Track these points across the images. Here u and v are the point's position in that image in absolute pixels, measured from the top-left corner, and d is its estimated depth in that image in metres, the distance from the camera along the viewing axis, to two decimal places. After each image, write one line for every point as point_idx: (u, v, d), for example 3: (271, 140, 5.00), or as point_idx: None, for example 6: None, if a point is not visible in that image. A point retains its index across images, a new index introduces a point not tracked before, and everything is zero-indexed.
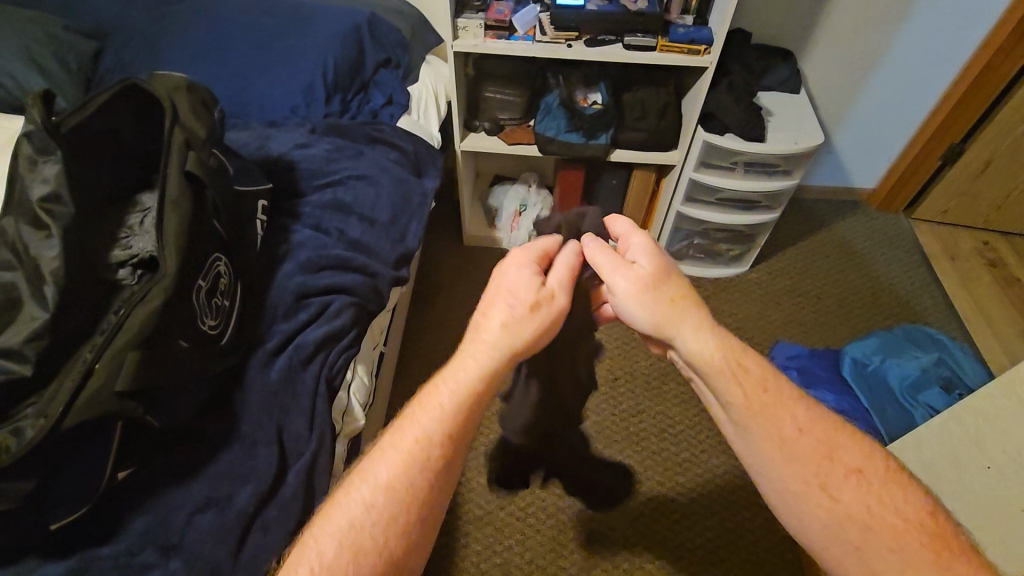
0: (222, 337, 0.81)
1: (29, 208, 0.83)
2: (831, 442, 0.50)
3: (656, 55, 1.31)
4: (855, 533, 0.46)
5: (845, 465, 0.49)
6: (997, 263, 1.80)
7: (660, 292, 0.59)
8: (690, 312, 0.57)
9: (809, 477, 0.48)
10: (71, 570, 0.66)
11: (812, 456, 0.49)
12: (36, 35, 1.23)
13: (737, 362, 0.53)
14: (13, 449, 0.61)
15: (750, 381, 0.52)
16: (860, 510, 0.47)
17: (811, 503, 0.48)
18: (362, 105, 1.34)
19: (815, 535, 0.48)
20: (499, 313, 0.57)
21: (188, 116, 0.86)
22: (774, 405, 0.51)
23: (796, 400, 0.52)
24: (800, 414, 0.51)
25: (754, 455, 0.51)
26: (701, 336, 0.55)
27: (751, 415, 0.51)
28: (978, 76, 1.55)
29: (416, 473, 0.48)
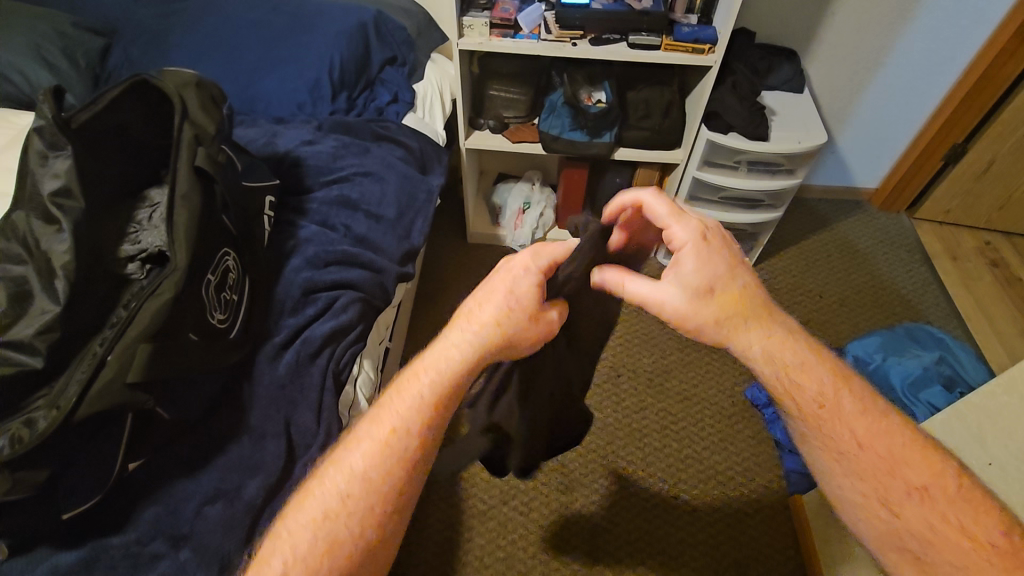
0: (231, 331, 0.81)
1: (40, 203, 0.84)
2: (894, 458, 0.52)
3: (661, 54, 1.32)
4: (913, 541, 0.51)
5: (907, 482, 0.52)
6: (999, 263, 1.80)
7: (715, 308, 0.56)
8: (754, 325, 0.56)
9: (869, 490, 0.52)
10: (83, 559, 0.67)
11: (876, 471, 0.52)
12: (45, 32, 1.24)
13: (796, 381, 0.55)
14: (26, 440, 0.62)
15: (808, 402, 0.55)
16: (920, 523, 0.51)
17: (870, 515, 0.53)
18: (368, 102, 1.35)
19: (874, 540, 0.53)
20: (483, 315, 0.58)
21: (197, 112, 0.86)
22: (835, 422, 0.54)
23: (863, 406, 0.55)
24: (861, 428, 0.54)
25: (821, 468, 0.56)
26: (755, 348, 0.56)
27: (814, 432, 0.55)
28: (982, 76, 1.55)
29: (391, 466, 0.51)
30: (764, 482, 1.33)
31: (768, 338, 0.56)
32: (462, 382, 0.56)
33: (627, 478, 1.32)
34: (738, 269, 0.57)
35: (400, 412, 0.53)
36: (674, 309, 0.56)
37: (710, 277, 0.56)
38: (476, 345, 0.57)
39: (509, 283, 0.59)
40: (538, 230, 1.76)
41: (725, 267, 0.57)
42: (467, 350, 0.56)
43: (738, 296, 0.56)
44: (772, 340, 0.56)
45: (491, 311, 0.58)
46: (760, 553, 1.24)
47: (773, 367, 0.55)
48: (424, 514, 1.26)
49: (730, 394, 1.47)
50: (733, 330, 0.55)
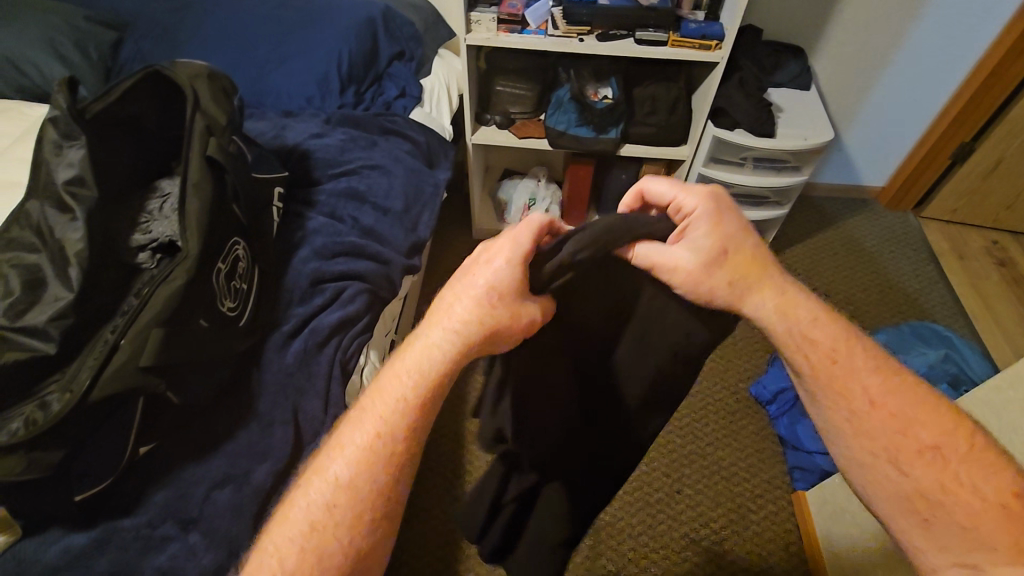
0: (241, 319, 0.82)
1: (54, 191, 0.86)
2: (908, 419, 0.47)
3: (668, 50, 1.32)
4: (924, 507, 0.46)
5: (921, 442, 0.47)
6: (1006, 262, 1.80)
7: (722, 271, 0.49)
8: (760, 283, 0.50)
9: (878, 450, 0.47)
10: (95, 540, 0.68)
11: (886, 434, 0.47)
12: (58, 25, 1.26)
13: (806, 338, 0.49)
14: (40, 422, 0.63)
15: (820, 357, 0.49)
16: (933, 487, 0.46)
17: (879, 478, 0.48)
18: (376, 96, 1.35)
19: (884, 505, 0.48)
20: (469, 295, 0.47)
21: (209, 103, 0.88)
22: (845, 379, 0.48)
23: (872, 367, 0.49)
24: (874, 386, 0.48)
25: (829, 428, 0.50)
26: (764, 305, 0.50)
27: (823, 390, 0.49)
28: (991, 73, 1.54)
29: (379, 469, 0.45)
30: (768, 478, 1.34)
31: (777, 293, 0.50)
32: (454, 374, 0.47)
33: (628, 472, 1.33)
34: (750, 239, 0.51)
35: (386, 407, 0.46)
36: (689, 274, 0.48)
37: (725, 237, 0.50)
38: (463, 330, 0.47)
39: (502, 256, 0.46)
40: None
41: (739, 228, 0.51)
42: (453, 338, 0.47)
43: (756, 257, 0.51)
44: (782, 297, 0.50)
45: (480, 290, 0.46)
46: (763, 547, 1.25)
47: (785, 327, 0.50)
48: (428, 508, 1.27)
49: (734, 390, 1.48)
50: (749, 294, 0.50)
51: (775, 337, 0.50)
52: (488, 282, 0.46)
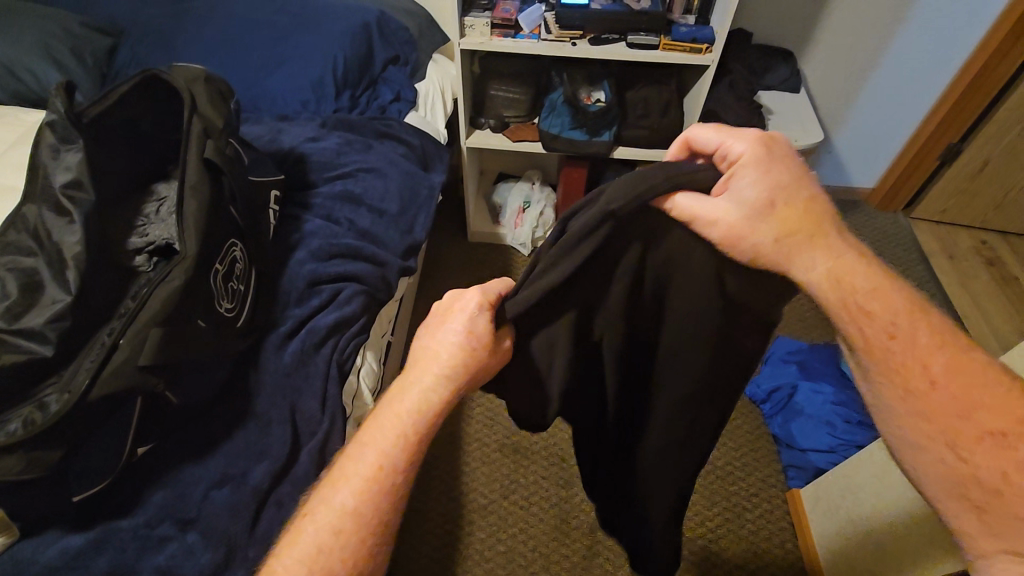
0: (238, 319, 0.83)
1: (51, 195, 0.86)
2: (969, 401, 0.48)
3: (659, 53, 1.34)
4: (980, 495, 0.46)
5: (981, 427, 0.47)
6: (995, 261, 1.82)
7: (770, 223, 0.49)
8: (811, 241, 0.50)
9: (932, 431, 0.48)
10: (93, 540, 0.68)
11: (940, 411, 0.48)
12: (54, 31, 1.27)
13: (859, 308, 0.50)
14: (39, 421, 0.64)
15: (877, 329, 0.50)
16: (993, 476, 0.46)
17: (931, 461, 0.48)
18: (370, 101, 1.36)
19: (934, 488, 0.49)
20: (455, 338, 0.50)
21: (205, 106, 0.88)
22: (899, 353, 0.49)
23: (932, 344, 0.49)
24: (934, 364, 0.49)
25: (879, 403, 0.51)
26: (817, 266, 0.50)
27: (873, 360, 0.50)
28: (976, 76, 1.56)
29: (379, 501, 0.48)
30: (763, 477, 1.35)
31: (829, 255, 0.50)
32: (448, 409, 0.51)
33: None
34: (802, 191, 0.50)
35: (386, 445, 0.49)
36: (735, 228, 0.49)
37: (774, 183, 0.50)
38: (455, 371, 0.50)
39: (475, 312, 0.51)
40: (539, 229, 1.77)
41: (791, 178, 0.50)
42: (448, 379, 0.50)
43: (808, 208, 0.50)
44: (837, 260, 0.51)
45: (462, 333, 0.51)
46: (760, 544, 1.25)
47: (838, 290, 0.50)
48: (425, 509, 1.27)
49: None
50: (800, 248, 0.50)
51: (827, 302, 0.51)
52: (466, 326, 0.51)
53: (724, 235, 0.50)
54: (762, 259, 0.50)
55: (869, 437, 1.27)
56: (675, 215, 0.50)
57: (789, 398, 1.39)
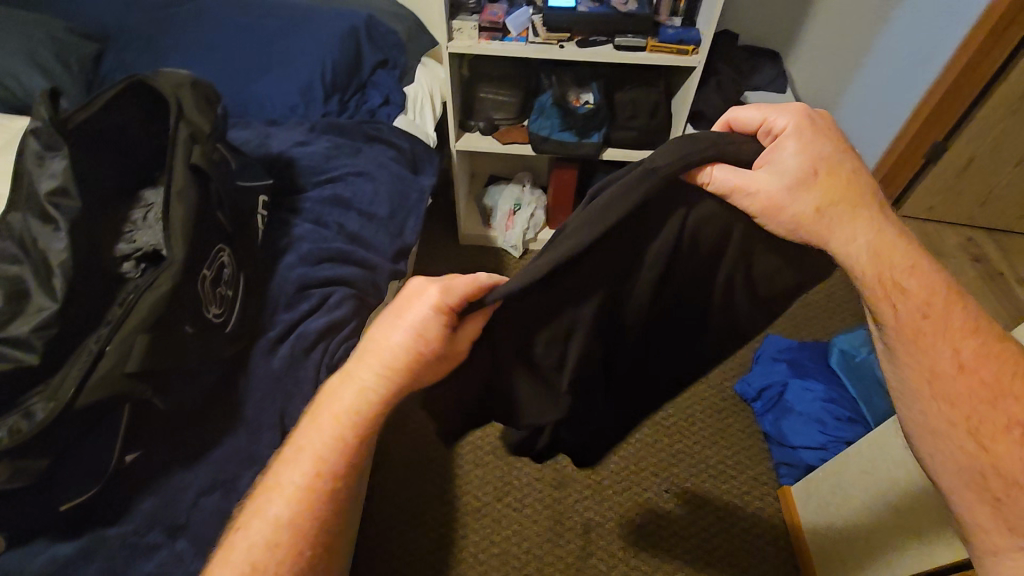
0: (226, 325, 0.83)
1: (37, 202, 0.86)
2: (994, 388, 0.50)
3: (646, 55, 1.35)
4: (999, 485, 0.48)
5: (1009, 417, 0.49)
6: (981, 258, 1.85)
7: (810, 195, 0.50)
8: (850, 217, 0.51)
9: (957, 417, 0.50)
10: (82, 549, 0.67)
11: (966, 395, 0.50)
12: (39, 37, 1.26)
13: (894, 282, 0.51)
14: (25, 430, 0.63)
15: (913, 309, 0.51)
16: (1011, 465, 0.48)
17: (955, 447, 0.50)
18: (359, 104, 1.36)
19: (952, 478, 0.51)
20: (400, 340, 0.53)
21: (192, 111, 0.88)
22: (931, 331, 0.51)
23: (961, 327, 0.51)
24: (963, 348, 0.51)
25: (903, 384, 0.53)
26: (855, 241, 0.51)
27: (902, 337, 0.52)
28: (959, 77, 1.54)
29: (315, 499, 0.51)
30: (755, 475, 1.36)
31: (869, 234, 0.51)
32: (384, 410, 0.54)
33: (617, 473, 1.34)
34: (842, 167, 0.52)
35: (322, 443, 0.53)
36: (776, 197, 0.49)
37: (815, 155, 0.52)
38: (391, 369, 0.53)
39: (421, 316, 0.52)
40: (529, 231, 1.77)
41: (831, 153, 0.52)
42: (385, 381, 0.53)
43: (851, 190, 0.52)
44: (878, 235, 0.51)
45: (406, 336, 0.53)
46: (752, 544, 1.26)
47: (874, 263, 0.51)
48: (419, 513, 1.27)
49: (720, 389, 1.50)
50: (838, 224, 0.50)
51: (864, 276, 0.51)
52: (410, 328, 0.53)
53: (764, 207, 0.49)
54: (803, 230, 0.50)
55: (857, 433, 1.28)
56: (711, 189, 0.51)
57: (780, 395, 1.40)
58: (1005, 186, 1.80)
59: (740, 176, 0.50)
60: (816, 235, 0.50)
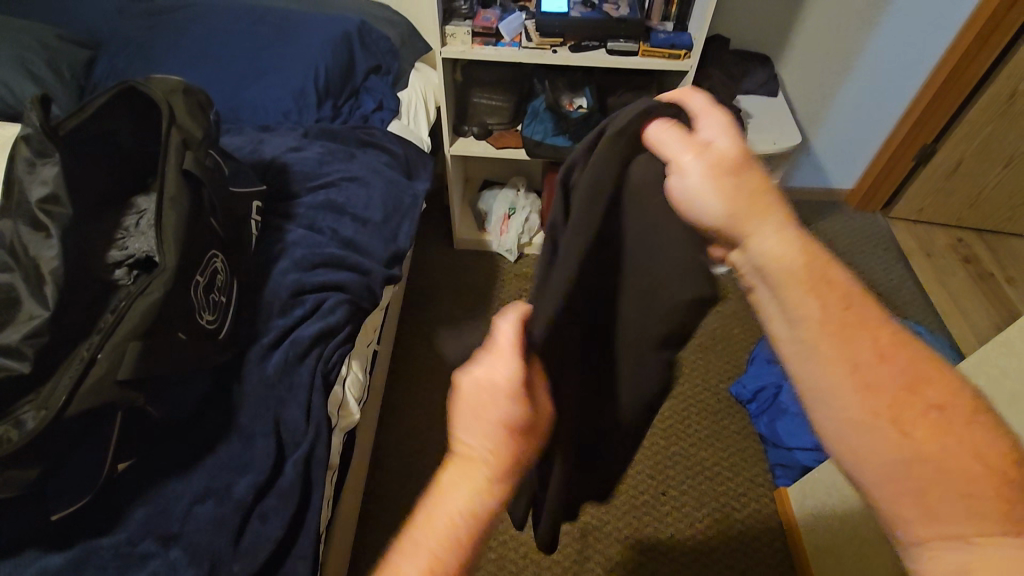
0: (220, 331, 0.82)
1: (27, 209, 0.85)
2: (915, 374, 0.39)
3: (638, 60, 1.36)
4: (925, 478, 0.37)
5: (928, 400, 0.38)
6: (971, 259, 1.86)
7: (729, 175, 0.42)
8: (764, 202, 0.43)
9: (873, 406, 0.39)
10: (72, 560, 0.67)
11: (891, 387, 0.39)
12: (30, 45, 1.25)
13: (816, 270, 0.42)
14: (14, 440, 0.62)
15: (840, 296, 0.41)
16: (936, 453, 0.37)
17: (873, 437, 0.39)
18: (353, 110, 1.37)
19: (871, 478, 0.39)
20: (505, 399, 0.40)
21: (185, 117, 0.87)
22: (855, 324, 0.41)
23: (885, 319, 0.41)
24: (885, 335, 0.40)
25: (818, 384, 0.41)
26: (773, 229, 0.42)
27: (822, 328, 0.41)
28: (947, 78, 1.61)
29: None
30: (751, 477, 1.36)
31: (785, 219, 0.43)
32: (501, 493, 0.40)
33: None
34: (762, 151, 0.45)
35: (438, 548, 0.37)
36: (700, 164, 0.43)
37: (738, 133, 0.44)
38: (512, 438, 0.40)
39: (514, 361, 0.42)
40: (523, 235, 1.77)
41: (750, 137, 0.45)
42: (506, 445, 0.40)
43: (768, 179, 0.43)
44: (790, 221, 0.43)
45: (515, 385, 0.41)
46: (750, 545, 1.26)
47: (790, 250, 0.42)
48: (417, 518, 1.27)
49: (716, 391, 1.50)
50: (748, 207, 0.42)
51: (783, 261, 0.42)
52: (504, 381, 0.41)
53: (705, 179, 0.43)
54: (724, 209, 0.42)
55: None
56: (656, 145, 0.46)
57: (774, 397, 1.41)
58: (995, 187, 1.82)
59: (670, 134, 0.45)
60: (738, 219, 0.42)
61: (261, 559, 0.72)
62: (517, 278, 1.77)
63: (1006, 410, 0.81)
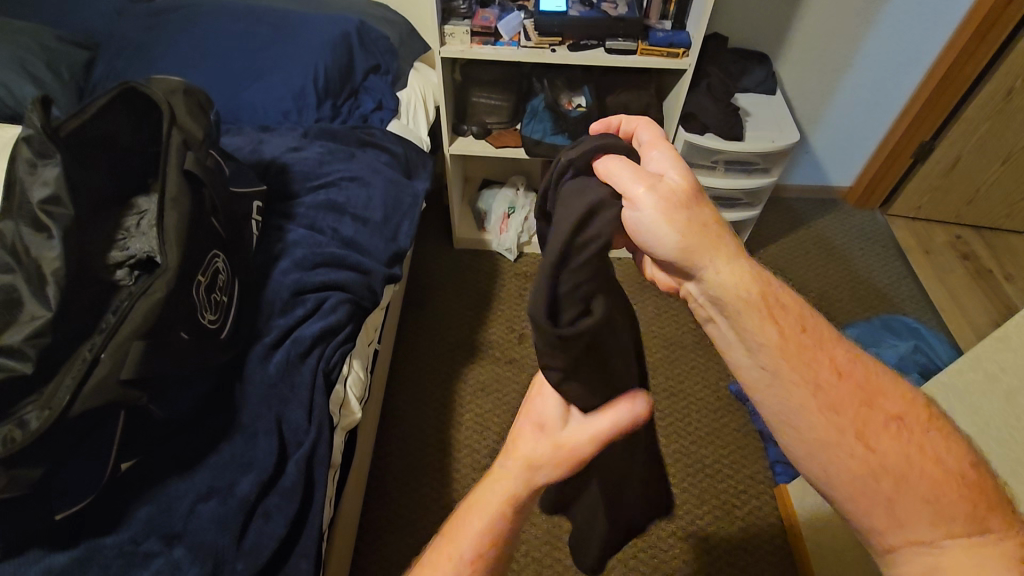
0: (221, 331, 0.82)
1: (29, 210, 0.85)
2: (871, 390, 0.49)
3: (637, 58, 1.37)
4: (889, 486, 0.46)
5: (885, 412, 0.48)
6: (970, 256, 1.87)
7: (688, 211, 0.48)
8: (720, 239, 0.49)
9: (842, 425, 0.48)
10: (77, 559, 0.67)
11: (849, 404, 0.48)
12: (29, 46, 1.25)
13: (769, 300, 0.50)
14: (17, 439, 0.62)
15: (792, 322, 0.50)
16: (898, 461, 0.46)
17: (842, 451, 0.47)
18: (352, 110, 1.37)
19: (841, 485, 0.48)
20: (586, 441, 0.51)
21: (185, 117, 0.87)
22: (810, 349, 0.49)
23: (833, 341, 0.51)
24: (839, 357, 0.50)
25: (786, 408, 0.49)
26: (731, 266, 0.49)
27: (785, 358, 0.49)
28: (946, 75, 1.61)
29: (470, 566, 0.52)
30: (751, 474, 1.36)
31: (739, 256, 0.50)
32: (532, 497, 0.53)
33: None
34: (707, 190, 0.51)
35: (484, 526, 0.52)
36: (659, 201, 0.47)
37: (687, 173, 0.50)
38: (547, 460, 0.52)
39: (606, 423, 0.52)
40: (523, 234, 1.78)
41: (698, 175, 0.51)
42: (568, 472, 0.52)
43: (713, 208, 0.50)
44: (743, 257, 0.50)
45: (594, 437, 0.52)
46: (750, 541, 1.27)
47: (746, 287, 0.49)
48: (418, 516, 1.28)
49: (716, 388, 1.51)
50: (706, 247, 0.49)
51: (746, 295, 0.49)
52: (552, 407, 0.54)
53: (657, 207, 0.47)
54: (685, 244, 0.48)
55: None
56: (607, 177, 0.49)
57: None
58: (993, 184, 1.82)
59: (615, 166, 0.49)
60: (697, 251, 0.48)
61: (264, 557, 0.73)
62: (517, 277, 1.77)
63: (1006, 407, 0.82)
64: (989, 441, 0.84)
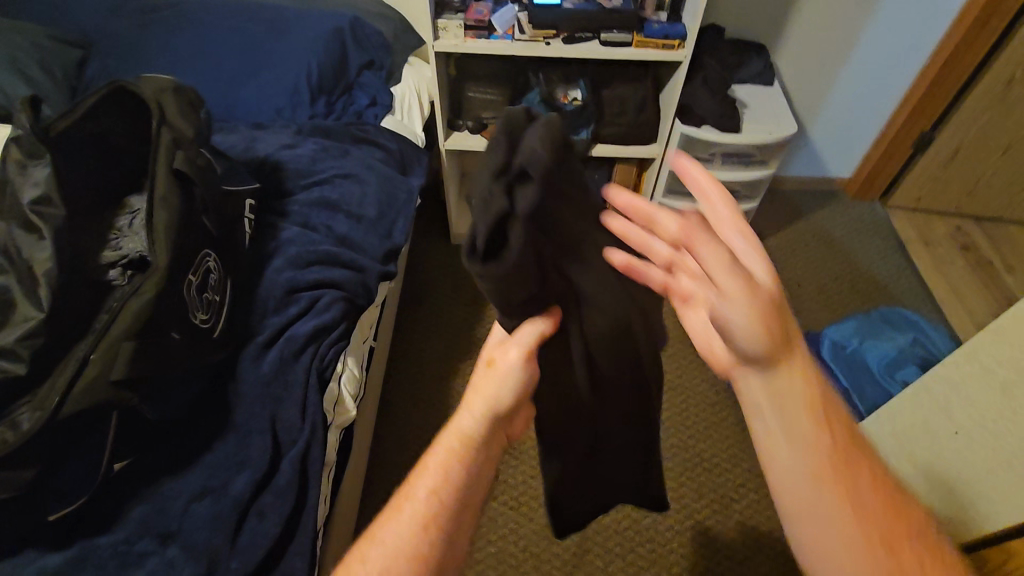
0: (214, 330, 0.82)
1: (20, 211, 0.85)
2: (901, 509, 0.47)
3: (632, 51, 1.35)
4: None
5: (910, 534, 0.47)
6: (970, 247, 1.86)
7: (777, 318, 0.44)
8: (795, 349, 0.46)
9: (870, 535, 0.45)
10: (71, 559, 0.67)
11: (882, 520, 0.46)
12: (22, 46, 1.25)
13: (826, 410, 0.47)
14: (9, 439, 0.62)
15: (844, 430, 0.47)
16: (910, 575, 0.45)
17: (865, 564, 0.45)
18: (347, 106, 1.35)
19: None
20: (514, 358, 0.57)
21: (174, 115, 0.87)
22: (854, 456, 0.47)
23: (875, 457, 0.48)
24: (878, 467, 0.48)
25: (815, 508, 0.46)
26: (799, 376, 0.46)
27: (831, 464, 0.46)
28: (946, 63, 1.60)
29: (435, 484, 0.54)
30: (749, 467, 1.36)
31: (808, 366, 0.47)
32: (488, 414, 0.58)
33: None
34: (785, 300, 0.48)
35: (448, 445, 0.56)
36: (757, 305, 0.43)
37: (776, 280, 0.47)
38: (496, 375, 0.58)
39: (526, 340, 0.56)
40: None
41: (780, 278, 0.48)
42: (510, 393, 0.58)
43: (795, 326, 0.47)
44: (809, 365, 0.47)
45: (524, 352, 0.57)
46: (748, 535, 1.27)
47: (808, 399, 0.46)
48: None
49: (715, 381, 1.50)
50: (784, 354, 0.45)
51: (805, 405, 0.46)
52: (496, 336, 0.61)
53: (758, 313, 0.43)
54: (767, 349, 0.44)
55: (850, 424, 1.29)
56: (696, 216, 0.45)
57: None
58: (994, 174, 1.80)
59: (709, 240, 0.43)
60: (773, 355, 0.45)
61: (258, 556, 0.73)
62: None
63: (1003, 401, 0.81)
64: (986, 434, 0.84)
